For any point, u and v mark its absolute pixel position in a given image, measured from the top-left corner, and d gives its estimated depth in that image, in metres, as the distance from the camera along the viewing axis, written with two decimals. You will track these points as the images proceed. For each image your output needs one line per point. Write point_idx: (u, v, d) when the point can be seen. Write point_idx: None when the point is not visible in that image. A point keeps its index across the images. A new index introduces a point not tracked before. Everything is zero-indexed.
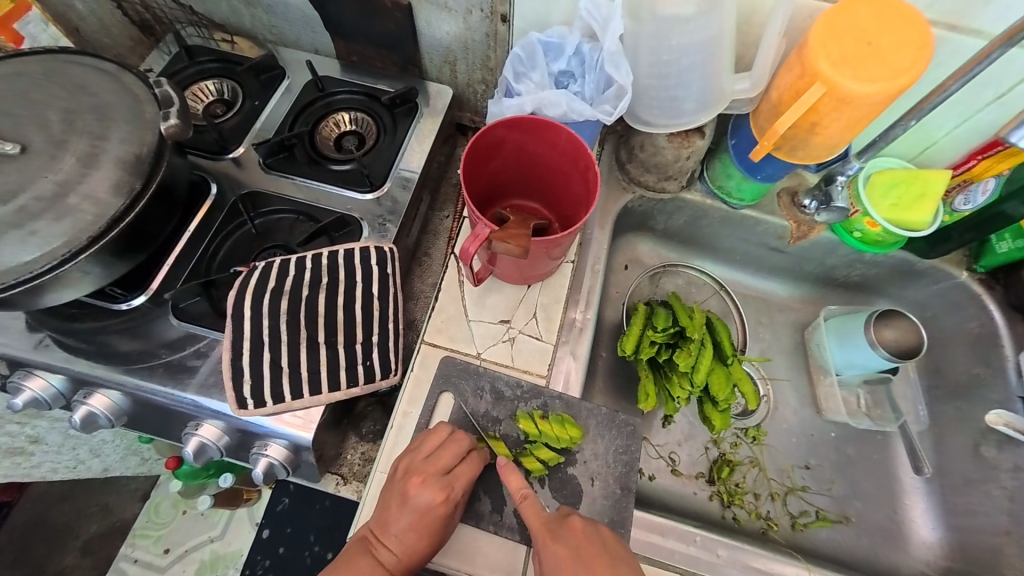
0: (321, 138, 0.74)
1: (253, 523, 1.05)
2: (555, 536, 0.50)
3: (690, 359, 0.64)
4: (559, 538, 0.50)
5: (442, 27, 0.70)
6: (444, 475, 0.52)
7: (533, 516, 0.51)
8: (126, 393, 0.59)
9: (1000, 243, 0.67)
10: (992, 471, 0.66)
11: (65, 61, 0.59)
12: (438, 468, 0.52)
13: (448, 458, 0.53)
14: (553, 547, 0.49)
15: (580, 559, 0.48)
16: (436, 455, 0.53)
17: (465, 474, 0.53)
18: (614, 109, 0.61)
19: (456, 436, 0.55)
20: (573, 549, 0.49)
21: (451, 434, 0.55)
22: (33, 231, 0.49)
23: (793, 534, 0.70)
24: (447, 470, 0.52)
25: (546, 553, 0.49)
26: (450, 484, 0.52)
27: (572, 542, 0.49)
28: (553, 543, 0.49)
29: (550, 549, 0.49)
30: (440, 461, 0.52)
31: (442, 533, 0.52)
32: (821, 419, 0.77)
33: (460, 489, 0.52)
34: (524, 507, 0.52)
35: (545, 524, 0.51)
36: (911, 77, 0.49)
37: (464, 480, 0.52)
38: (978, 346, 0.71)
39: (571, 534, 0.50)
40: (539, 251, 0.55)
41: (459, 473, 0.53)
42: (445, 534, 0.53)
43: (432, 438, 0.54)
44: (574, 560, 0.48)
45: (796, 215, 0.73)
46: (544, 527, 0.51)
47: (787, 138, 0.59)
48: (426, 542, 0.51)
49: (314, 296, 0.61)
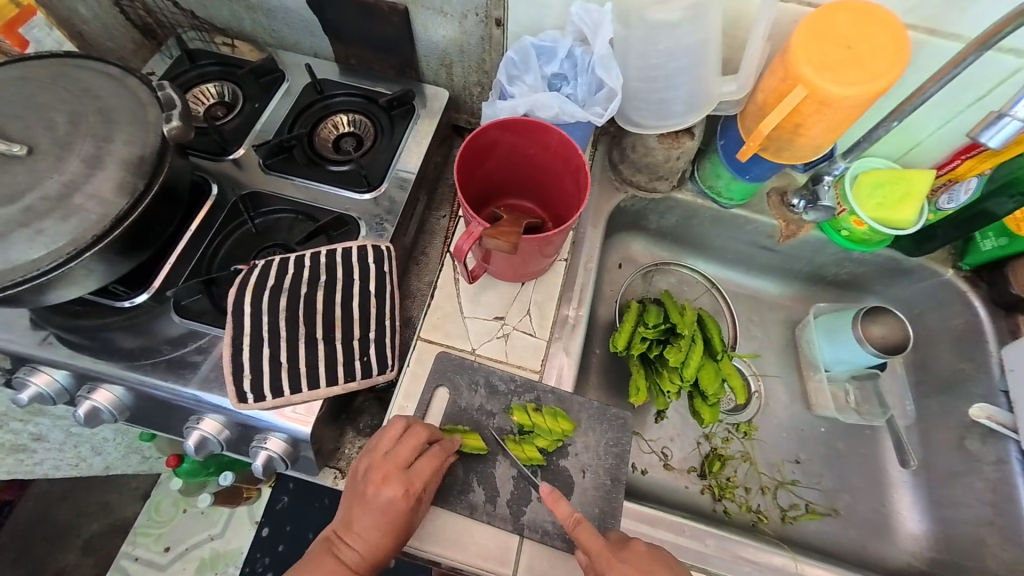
0: (320, 140, 0.76)
1: (253, 521, 1.08)
2: (621, 558, 0.50)
3: (680, 355, 0.66)
4: (624, 560, 0.50)
5: (439, 31, 0.72)
6: (404, 470, 0.53)
7: (590, 541, 0.51)
8: (128, 388, 0.60)
9: (984, 241, 0.69)
10: (976, 464, 0.67)
11: (71, 65, 0.61)
12: (397, 463, 0.53)
13: (407, 453, 0.53)
14: (621, 567, 0.49)
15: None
16: (396, 450, 0.54)
17: (426, 469, 0.53)
18: (604, 111, 0.62)
19: (414, 430, 0.55)
20: (642, 569, 0.49)
21: (408, 428, 0.55)
22: (40, 230, 0.50)
23: (782, 527, 0.71)
24: (406, 466, 0.53)
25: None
26: (411, 480, 0.52)
27: (642, 564, 0.50)
28: (622, 566, 0.49)
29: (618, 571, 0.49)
30: (399, 456, 0.53)
31: (406, 527, 0.53)
32: (811, 414, 0.78)
33: (421, 484, 0.53)
34: (579, 532, 0.51)
35: (605, 546, 0.51)
36: (888, 80, 0.50)
37: (425, 475, 0.53)
38: (963, 342, 0.72)
39: (639, 558, 0.50)
40: (531, 248, 0.56)
41: (420, 468, 0.53)
42: (410, 529, 0.53)
43: (392, 434, 0.55)
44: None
45: (785, 214, 0.75)
46: (606, 548, 0.50)
47: (772, 139, 0.60)
48: (390, 537, 0.52)
49: (312, 294, 0.62)
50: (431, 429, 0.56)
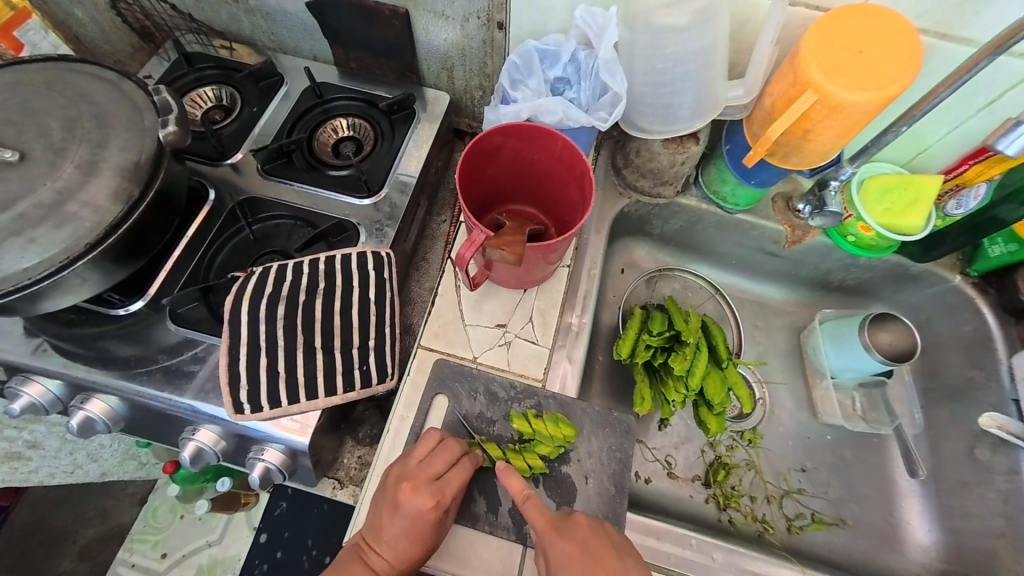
0: (319, 144, 0.75)
1: (251, 527, 1.05)
2: (562, 531, 0.49)
3: (685, 363, 0.65)
4: (564, 532, 0.49)
5: (440, 34, 0.71)
6: (436, 481, 0.51)
7: (537, 516, 0.50)
8: (123, 398, 0.59)
9: (993, 247, 0.68)
10: (987, 473, 0.66)
11: (66, 69, 0.59)
12: (429, 474, 0.51)
13: (440, 465, 0.52)
14: (561, 543, 0.48)
15: (588, 554, 0.48)
16: (428, 461, 0.53)
17: (456, 480, 0.52)
18: (608, 116, 0.61)
19: (448, 444, 0.54)
20: (582, 545, 0.49)
21: (442, 441, 0.54)
22: (33, 238, 0.49)
23: (789, 538, 0.70)
24: (437, 477, 0.52)
25: (553, 552, 0.48)
26: (441, 490, 0.51)
27: (581, 538, 0.49)
28: (562, 540, 0.49)
29: (558, 546, 0.48)
30: (431, 468, 0.52)
31: (434, 539, 0.52)
32: (817, 421, 0.77)
33: (451, 495, 0.52)
34: (527, 508, 0.51)
35: (551, 521, 0.50)
36: (901, 86, 0.49)
37: (455, 486, 0.52)
38: (972, 349, 0.71)
39: (577, 529, 0.50)
40: (535, 255, 0.55)
41: (450, 479, 0.52)
42: (436, 540, 0.52)
43: (424, 444, 0.54)
44: (583, 555, 0.48)
45: (791, 219, 0.73)
46: (549, 523, 0.50)
47: (780, 144, 0.59)
48: (418, 549, 0.51)
49: (311, 301, 0.61)
50: (461, 441, 0.56)
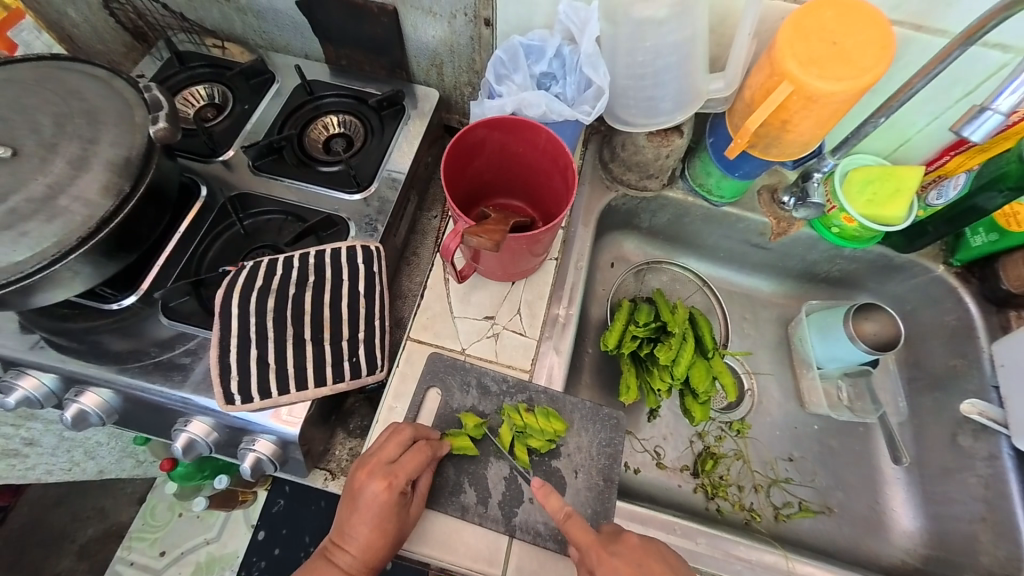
0: (309, 141, 0.76)
1: (248, 525, 1.05)
2: (609, 549, 0.50)
3: (671, 353, 0.66)
4: (612, 551, 0.50)
5: (429, 31, 0.72)
6: (389, 464, 0.52)
7: (579, 534, 0.50)
8: (117, 391, 0.60)
9: (975, 237, 0.68)
10: (968, 460, 0.67)
11: (59, 67, 0.60)
12: (382, 458, 0.52)
13: (391, 449, 0.53)
14: (611, 561, 0.48)
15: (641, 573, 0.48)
16: (380, 447, 0.54)
17: (410, 462, 0.52)
18: (592, 109, 0.62)
19: (398, 428, 0.55)
20: (632, 563, 0.49)
21: (395, 426, 0.55)
22: (25, 232, 0.50)
23: (776, 526, 0.71)
24: (391, 461, 0.52)
25: (602, 570, 0.48)
26: (394, 473, 0.52)
27: (632, 557, 0.49)
28: (613, 559, 0.49)
29: (608, 564, 0.48)
30: (384, 452, 0.53)
31: (397, 523, 0.52)
32: (804, 412, 0.78)
33: (406, 477, 0.52)
34: (569, 525, 0.51)
35: (596, 539, 0.50)
36: (875, 76, 0.50)
37: (408, 467, 0.52)
38: (955, 337, 0.72)
39: (627, 550, 0.50)
40: (520, 246, 0.56)
41: (404, 462, 0.52)
42: (402, 525, 0.52)
43: (379, 433, 0.55)
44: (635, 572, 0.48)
45: (776, 211, 0.74)
46: (595, 540, 0.50)
47: (760, 135, 0.60)
48: (381, 535, 0.51)
49: (300, 294, 0.62)
50: (416, 426, 0.56)
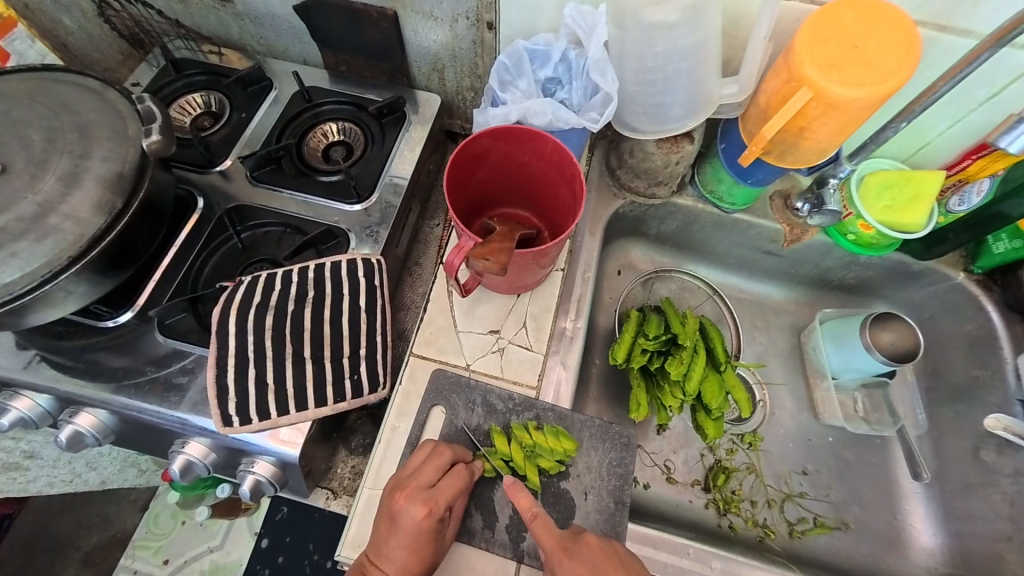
0: (309, 149, 0.74)
1: (253, 532, 1.03)
2: (569, 554, 0.48)
3: (682, 367, 0.64)
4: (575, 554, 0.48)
5: (430, 35, 0.70)
6: (428, 490, 0.51)
7: (544, 534, 0.49)
8: (112, 412, 0.58)
9: (997, 244, 0.66)
10: (992, 475, 0.65)
11: (50, 79, 0.59)
12: (421, 482, 0.51)
13: (431, 472, 0.52)
14: (569, 564, 0.47)
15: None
16: (419, 469, 0.52)
17: (449, 487, 0.51)
18: (600, 116, 0.60)
19: (439, 450, 0.53)
20: (590, 564, 0.47)
21: (434, 448, 0.54)
22: (14, 253, 0.48)
23: (790, 542, 0.69)
24: (430, 484, 0.51)
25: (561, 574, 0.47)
26: (434, 499, 0.50)
27: (590, 559, 0.47)
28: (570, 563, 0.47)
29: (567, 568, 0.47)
30: (423, 476, 0.51)
31: (433, 549, 0.50)
32: (818, 423, 0.75)
33: (445, 503, 0.50)
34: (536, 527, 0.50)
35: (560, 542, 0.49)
36: (898, 81, 0.48)
37: (448, 494, 0.51)
38: (976, 348, 0.70)
39: (587, 550, 0.48)
40: (525, 260, 0.54)
41: (443, 487, 0.51)
42: (437, 551, 0.51)
43: (417, 454, 0.54)
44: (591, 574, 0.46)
45: (789, 218, 0.72)
46: (558, 543, 0.49)
47: (776, 143, 0.58)
48: (417, 561, 0.49)
49: (299, 310, 0.60)
50: (454, 448, 0.55)
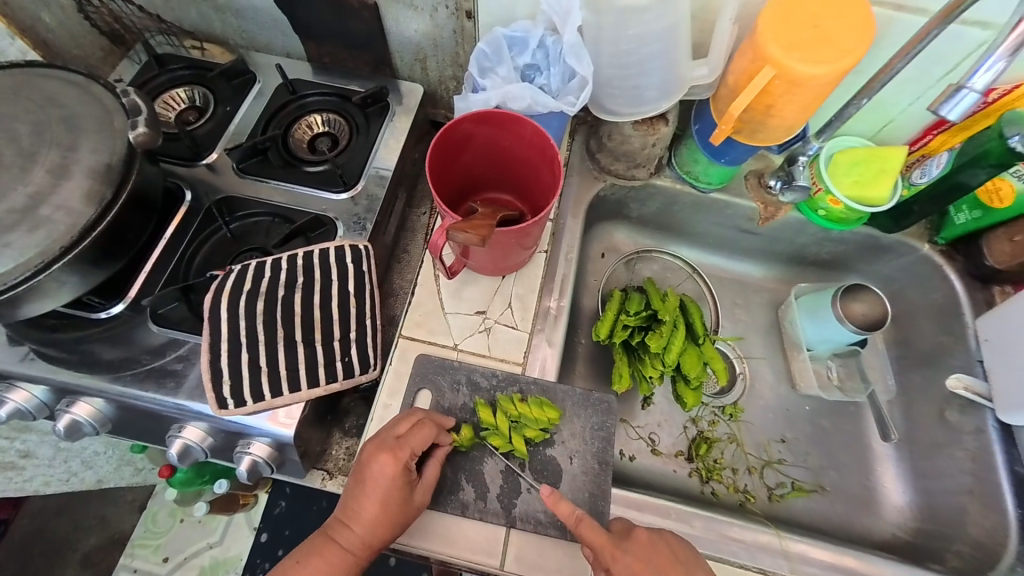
0: (294, 141, 0.75)
1: (252, 527, 1.05)
2: (622, 549, 0.50)
3: (662, 341, 0.66)
4: (626, 548, 0.51)
5: (411, 25, 0.71)
6: (396, 440, 0.53)
7: (593, 536, 0.51)
8: (109, 400, 0.60)
9: (959, 215, 0.69)
10: (956, 435, 0.69)
11: (35, 74, 0.59)
12: (391, 434, 0.54)
13: (401, 426, 0.54)
14: (624, 558, 0.49)
15: (654, 568, 0.49)
16: (391, 424, 0.55)
17: (416, 438, 0.53)
18: (577, 100, 0.63)
19: (410, 409, 0.56)
20: (643, 559, 0.50)
21: (409, 408, 0.57)
22: (7, 243, 0.49)
23: (770, 506, 0.72)
24: (399, 436, 0.54)
25: (616, 568, 0.49)
26: (400, 447, 0.52)
27: (644, 554, 0.50)
28: (624, 557, 0.50)
29: (621, 562, 0.49)
30: (394, 428, 0.54)
31: (400, 501, 0.52)
32: (796, 393, 0.79)
33: (411, 452, 0.52)
34: (581, 529, 0.52)
35: (608, 539, 0.51)
36: (855, 58, 0.51)
37: (415, 443, 0.53)
38: (941, 315, 0.73)
39: (639, 547, 0.51)
40: (508, 240, 0.56)
41: (411, 438, 0.53)
42: (406, 504, 0.52)
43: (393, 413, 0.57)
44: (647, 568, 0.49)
45: (763, 196, 0.75)
46: (609, 541, 0.51)
47: (745, 121, 0.60)
48: (384, 511, 0.51)
49: (290, 296, 0.61)
50: (427, 411, 0.58)
